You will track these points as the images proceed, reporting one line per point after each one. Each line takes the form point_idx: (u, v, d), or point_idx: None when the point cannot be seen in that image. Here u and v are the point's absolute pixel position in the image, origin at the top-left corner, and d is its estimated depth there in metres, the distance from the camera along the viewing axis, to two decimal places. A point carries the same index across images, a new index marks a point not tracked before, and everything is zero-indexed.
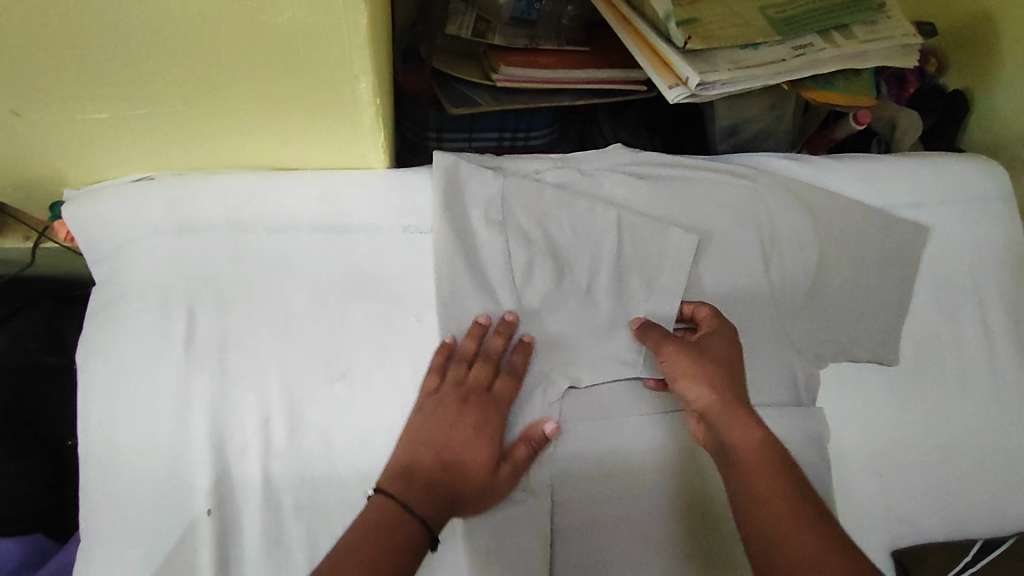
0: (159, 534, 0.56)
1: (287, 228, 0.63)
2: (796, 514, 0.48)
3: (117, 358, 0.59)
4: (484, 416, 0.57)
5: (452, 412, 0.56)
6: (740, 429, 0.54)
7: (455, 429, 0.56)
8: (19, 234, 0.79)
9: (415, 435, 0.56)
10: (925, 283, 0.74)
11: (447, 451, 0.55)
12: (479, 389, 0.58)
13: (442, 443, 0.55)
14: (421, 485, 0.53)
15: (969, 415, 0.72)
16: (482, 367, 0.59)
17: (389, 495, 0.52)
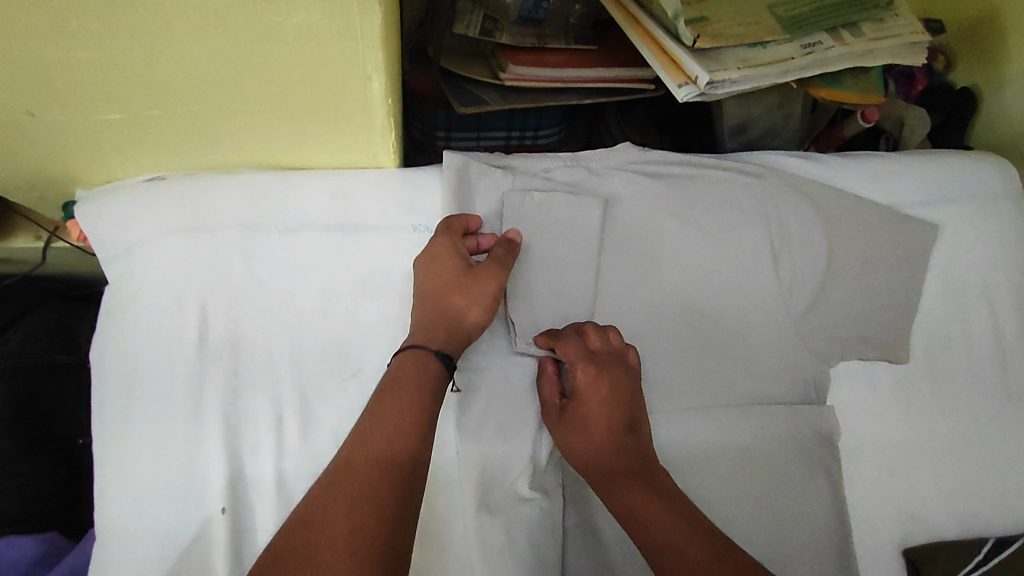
0: (174, 530, 0.57)
1: (297, 228, 0.63)
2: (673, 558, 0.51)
3: (131, 357, 0.60)
4: (464, 257, 0.60)
5: (437, 260, 0.60)
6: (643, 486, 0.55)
7: (440, 282, 0.60)
8: (31, 233, 0.84)
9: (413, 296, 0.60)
10: (935, 281, 0.74)
11: (440, 301, 0.59)
12: (455, 243, 0.61)
13: (436, 300, 0.59)
14: (437, 336, 0.58)
15: (981, 414, 0.72)
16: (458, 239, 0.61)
17: (409, 350, 0.56)
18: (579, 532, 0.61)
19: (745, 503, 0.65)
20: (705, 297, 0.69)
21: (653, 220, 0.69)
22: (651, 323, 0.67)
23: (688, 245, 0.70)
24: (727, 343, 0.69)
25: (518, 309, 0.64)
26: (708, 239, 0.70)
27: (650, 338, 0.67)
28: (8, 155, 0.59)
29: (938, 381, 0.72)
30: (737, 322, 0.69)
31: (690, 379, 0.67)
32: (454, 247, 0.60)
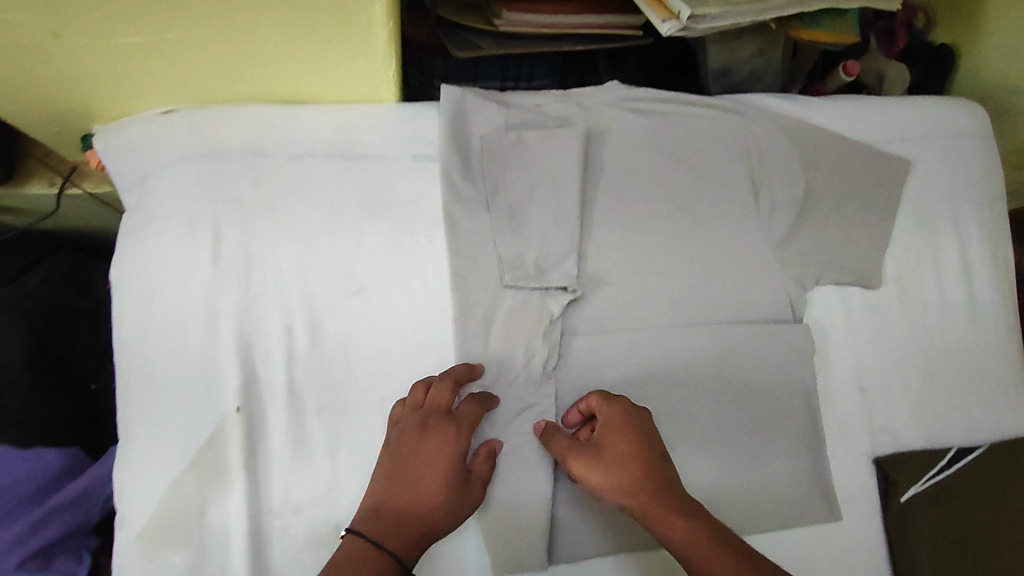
0: (193, 429, 0.61)
1: (303, 155, 0.67)
2: None
3: (148, 274, 0.64)
4: (451, 465, 0.59)
5: (420, 473, 0.58)
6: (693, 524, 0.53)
7: (422, 476, 0.58)
8: (44, 180, 0.87)
9: (381, 483, 0.58)
10: (907, 213, 0.78)
11: (411, 501, 0.57)
12: (446, 445, 0.59)
13: (406, 488, 0.58)
14: (395, 529, 0.55)
15: (946, 337, 0.77)
16: (441, 391, 0.62)
17: (359, 536, 0.54)
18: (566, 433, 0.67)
19: (723, 411, 0.71)
20: (690, 225, 0.73)
21: (640, 153, 0.73)
22: (638, 249, 0.71)
23: (673, 175, 0.73)
24: (710, 267, 0.72)
25: (513, 235, 0.68)
26: (692, 171, 0.74)
27: (637, 262, 0.71)
28: (27, 87, 0.62)
29: (908, 306, 0.76)
30: (721, 247, 0.73)
31: (673, 300, 0.71)
32: (451, 438, 0.60)
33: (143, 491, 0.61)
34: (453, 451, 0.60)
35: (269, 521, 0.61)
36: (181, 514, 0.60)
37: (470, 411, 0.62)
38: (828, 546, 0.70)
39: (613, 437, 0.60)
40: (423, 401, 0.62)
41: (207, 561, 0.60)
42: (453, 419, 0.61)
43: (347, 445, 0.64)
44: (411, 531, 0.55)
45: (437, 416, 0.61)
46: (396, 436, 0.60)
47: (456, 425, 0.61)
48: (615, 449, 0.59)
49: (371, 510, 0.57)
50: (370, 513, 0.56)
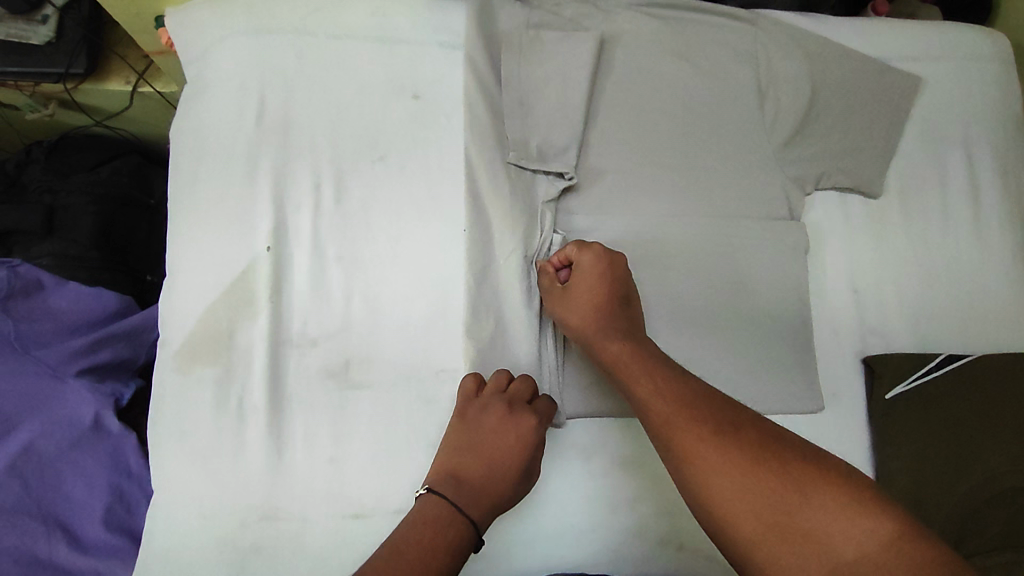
0: (229, 262, 0.69)
1: (342, 37, 0.75)
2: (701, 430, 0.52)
3: (202, 130, 0.73)
4: (526, 453, 0.63)
5: (499, 446, 0.63)
6: (642, 386, 0.58)
7: (501, 456, 0.63)
8: (122, 78, 0.99)
9: (459, 452, 0.63)
10: (913, 127, 0.80)
11: (486, 474, 0.62)
12: (527, 433, 0.64)
13: (484, 463, 0.62)
14: (470, 494, 0.60)
15: (948, 250, 0.78)
16: (522, 384, 0.66)
17: (445, 499, 0.59)
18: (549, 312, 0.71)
19: (718, 298, 0.73)
20: (695, 123, 0.77)
21: (651, 54, 0.78)
22: (643, 142, 0.76)
23: (680, 76, 0.78)
24: (712, 162, 0.76)
25: (524, 117, 0.74)
26: (700, 72, 0.78)
27: (645, 154, 0.76)
28: None
29: (909, 217, 0.78)
30: (723, 144, 0.77)
31: (673, 191, 0.76)
32: (532, 427, 0.64)
33: (181, 314, 0.69)
34: (530, 435, 0.64)
35: (287, 349, 0.68)
36: (211, 336, 0.68)
37: (546, 405, 0.66)
38: (812, 432, 0.72)
39: (597, 289, 0.65)
40: (510, 388, 0.66)
41: (231, 378, 0.67)
42: (535, 411, 0.65)
43: (360, 292, 0.70)
44: (484, 501, 0.60)
45: (521, 404, 0.65)
46: (477, 414, 0.64)
47: (537, 418, 0.65)
48: (596, 296, 0.65)
49: (448, 474, 0.61)
50: (450, 478, 0.61)
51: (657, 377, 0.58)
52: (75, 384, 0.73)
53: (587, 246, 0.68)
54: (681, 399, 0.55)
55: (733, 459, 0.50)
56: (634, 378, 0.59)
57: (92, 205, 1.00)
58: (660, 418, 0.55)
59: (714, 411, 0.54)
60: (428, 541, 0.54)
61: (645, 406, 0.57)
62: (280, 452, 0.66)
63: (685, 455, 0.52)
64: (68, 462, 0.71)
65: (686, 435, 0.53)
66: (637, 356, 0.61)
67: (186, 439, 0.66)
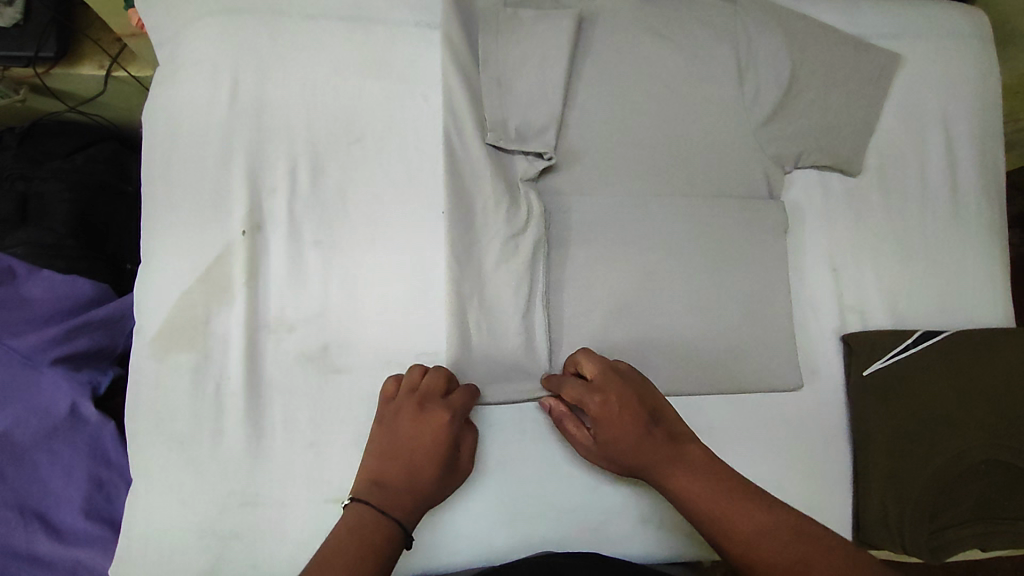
0: (204, 247, 0.68)
1: (317, 17, 0.74)
2: (760, 522, 0.53)
3: (174, 112, 0.71)
4: (446, 446, 0.61)
5: (418, 445, 0.61)
6: (694, 485, 0.57)
7: (420, 456, 0.60)
8: (95, 62, 0.97)
9: (380, 457, 0.60)
10: (893, 105, 0.80)
11: (408, 476, 0.59)
12: (440, 428, 0.61)
13: (402, 464, 0.60)
14: (394, 497, 0.58)
15: (926, 227, 0.78)
16: (434, 378, 0.64)
17: (366, 505, 0.56)
18: (529, 294, 0.70)
19: (699, 278, 0.73)
20: (674, 103, 0.77)
21: (630, 33, 0.77)
22: (623, 122, 0.76)
23: (659, 55, 0.77)
24: (691, 142, 0.76)
25: (502, 98, 0.73)
26: (680, 51, 0.77)
27: (625, 133, 0.75)
28: None
29: (888, 195, 0.78)
30: (702, 124, 0.76)
31: (653, 171, 0.75)
32: (446, 423, 0.62)
33: (156, 299, 0.68)
34: (446, 430, 0.61)
35: (266, 335, 0.68)
36: (187, 322, 0.67)
37: (463, 399, 0.64)
38: (790, 410, 0.73)
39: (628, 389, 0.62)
40: (419, 384, 0.64)
41: (208, 365, 0.67)
42: (449, 404, 0.63)
43: (338, 276, 0.69)
44: (406, 501, 0.58)
45: (431, 399, 0.63)
46: (392, 417, 0.62)
47: (450, 411, 0.62)
48: (628, 396, 0.62)
49: (371, 482, 0.59)
50: (371, 485, 0.58)
51: (695, 470, 0.58)
52: (51, 372, 0.71)
53: (628, 368, 0.65)
54: (728, 494, 0.55)
55: (800, 548, 0.50)
56: (680, 480, 0.58)
57: (66, 193, 0.98)
58: (709, 511, 0.55)
59: (759, 500, 0.54)
60: (349, 547, 0.52)
61: (698, 509, 0.56)
62: (259, 438, 0.66)
63: (750, 554, 0.51)
64: (44, 450, 0.70)
65: (748, 531, 0.52)
66: (666, 445, 0.60)
67: (163, 426, 0.65)
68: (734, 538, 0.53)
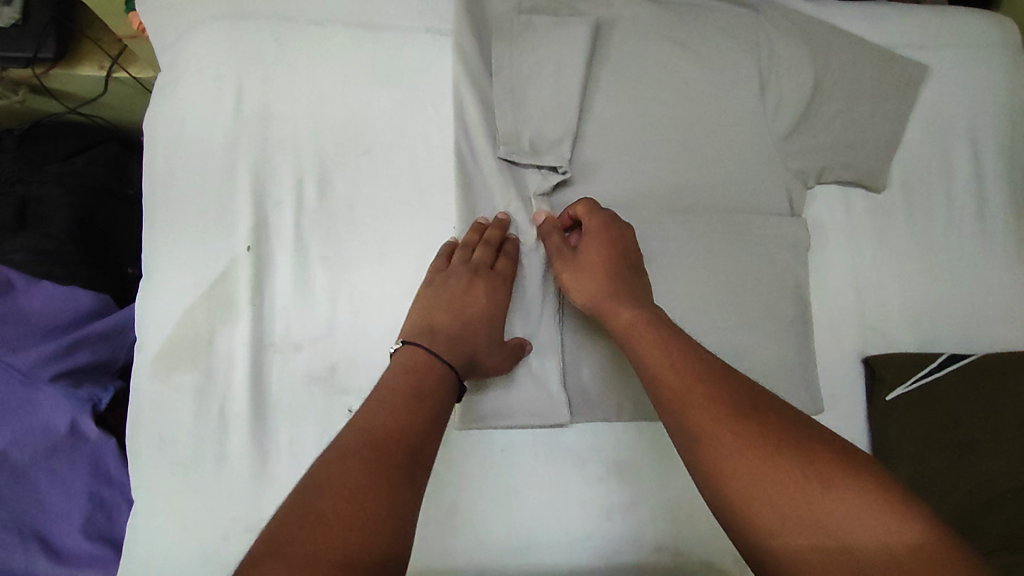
0: (208, 263, 0.66)
1: (325, 23, 0.72)
2: (711, 400, 0.49)
3: (177, 121, 0.69)
4: (495, 315, 0.63)
5: (472, 303, 0.62)
6: (658, 353, 0.54)
7: (473, 319, 0.61)
8: (95, 62, 0.94)
9: (428, 308, 0.61)
10: (919, 119, 0.77)
11: (462, 329, 0.60)
12: (493, 295, 0.63)
13: (457, 317, 0.61)
14: (449, 344, 0.59)
15: (952, 247, 0.76)
16: (485, 249, 0.65)
17: (422, 347, 0.57)
18: (537, 314, 0.68)
19: (717, 296, 0.71)
20: (694, 114, 0.74)
21: (649, 41, 0.74)
22: (641, 134, 0.73)
23: (679, 64, 0.74)
24: (710, 155, 0.73)
25: (515, 109, 0.70)
26: (700, 60, 0.74)
27: (642, 145, 0.73)
28: None
29: (912, 212, 0.76)
30: (722, 136, 0.74)
31: (671, 185, 0.73)
32: (500, 291, 0.64)
33: (159, 317, 0.66)
34: (498, 298, 0.64)
35: (271, 354, 0.66)
36: (190, 340, 0.65)
37: (511, 266, 0.66)
38: None
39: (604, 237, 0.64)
40: (470, 239, 0.66)
41: (212, 384, 0.65)
42: (500, 271, 0.65)
43: (346, 292, 0.67)
44: (457, 347, 0.59)
45: (485, 266, 0.64)
46: (444, 278, 0.63)
47: (498, 279, 0.64)
48: (600, 247, 0.63)
49: (422, 329, 0.59)
50: (423, 329, 0.59)
51: (664, 341, 0.55)
52: (49, 390, 0.69)
53: (595, 210, 0.66)
54: (690, 369, 0.52)
55: (745, 438, 0.47)
56: (644, 347, 0.55)
57: (66, 196, 0.96)
58: (668, 388, 0.52)
59: (705, 360, 0.53)
60: (411, 386, 0.53)
61: (656, 378, 0.53)
62: (265, 459, 0.64)
63: (694, 433, 0.49)
64: (43, 470, 0.69)
65: (701, 409, 0.49)
66: (630, 295, 0.60)
67: (166, 447, 0.64)
68: (664, 371, 0.53)
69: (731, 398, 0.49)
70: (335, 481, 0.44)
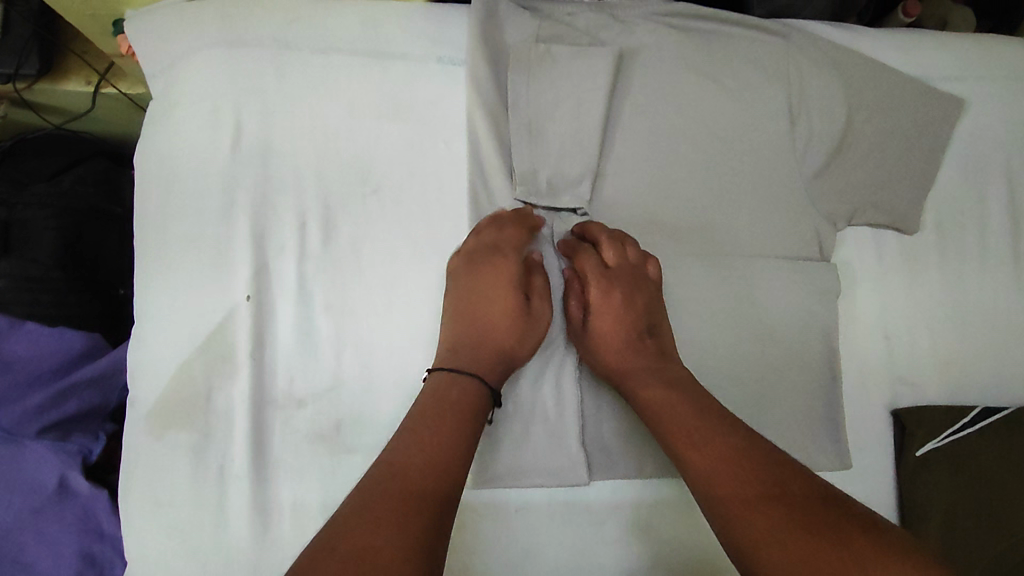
0: (205, 313, 0.62)
1: (328, 51, 0.67)
2: (736, 478, 0.51)
3: (170, 158, 0.64)
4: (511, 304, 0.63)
5: (488, 304, 0.63)
6: (684, 427, 0.55)
7: (492, 321, 0.62)
8: (81, 78, 0.88)
9: (450, 325, 0.62)
10: (953, 155, 0.74)
11: (483, 338, 0.62)
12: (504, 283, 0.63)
13: (474, 325, 0.63)
14: (471, 357, 0.61)
15: (985, 290, 0.72)
16: (494, 246, 0.63)
17: (445, 369, 0.59)
18: (556, 364, 0.66)
19: (742, 345, 0.68)
20: (720, 151, 0.70)
21: (673, 72, 0.70)
22: (664, 172, 0.69)
23: (705, 97, 0.70)
24: (736, 196, 0.70)
25: (532, 147, 0.66)
26: (727, 93, 0.70)
27: (665, 185, 0.69)
28: None
29: (944, 255, 0.73)
30: (750, 175, 0.70)
31: (695, 228, 0.69)
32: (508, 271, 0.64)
33: (152, 371, 0.62)
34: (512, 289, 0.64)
35: (273, 410, 0.62)
36: (186, 396, 0.61)
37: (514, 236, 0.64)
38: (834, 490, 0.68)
39: (617, 287, 0.64)
40: (488, 238, 0.63)
41: (210, 444, 0.61)
42: (505, 253, 0.63)
43: (353, 343, 0.63)
44: (489, 366, 0.61)
45: (486, 256, 0.63)
46: (455, 285, 0.63)
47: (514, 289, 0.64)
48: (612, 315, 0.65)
49: (448, 349, 0.61)
50: (450, 351, 0.61)
51: (688, 413, 0.56)
52: (37, 445, 0.67)
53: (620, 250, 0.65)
54: (713, 443, 0.53)
55: (774, 517, 0.47)
56: (667, 421, 0.57)
57: (52, 220, 0.88)
58: (694, 466, 0.53)
59: (732, 430, 0.54)
60: (439, 407, 0.56)
61: (682, 455, 0.55)
62: (267, 523, 0.60)
63: (721, 515, 0.50)
64: (31, 529, 0.65)
65: (726, 489, 0.50)
66: (651, 366, 0.61)
67: (161, 511, 0.60)
68: (695, 452, 0.54)
69: (755, 474, 0.50)
70: (360, 513, 0.47)
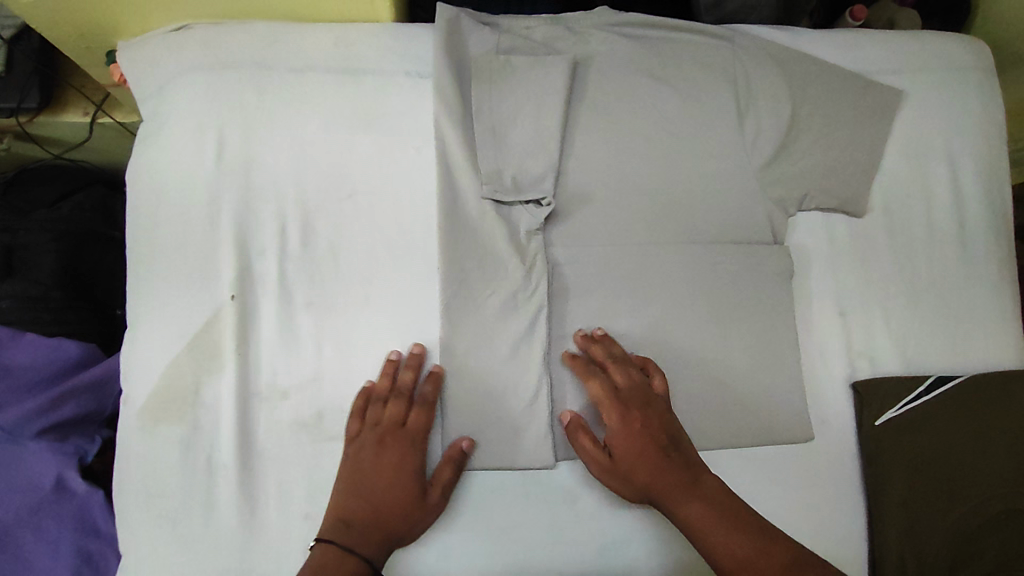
0: (192, 315, 0.66)
1: (304, 69, 0.72)
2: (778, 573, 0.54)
3: (159, 173, 0.69)
4: (409, 474, 0.63)
5: (381, 477, 0.62)
6: (727, 529, 0.58)
7: (387, 494, 0.62)
8: (80, 109, 0.94)
9: (343, 495, 0.62)
10: (895, 143, 0.78)
11: (373, 512, 0.61)
12: (406, 459, 0.63)
13: (367, 500, 0.62)
14: (360, 533, 0.60)
15: (935, 268, 0.76)
16: (397, 405, 0.64)
17: (330, 542, 0.59)
18: (527, 352, 0.68)
19: (703, 329, 0.71)
20: (674, 146, 0.74)
21: (625, 76, 0.75)
22: (623, 169, 0.74)
23: (658, 98, 0.75)
24: (690, 188, 0.74)
25: (496, 149, 0.71)
26: (679, 94, 0.75)
27: (623, 180, 0.73)
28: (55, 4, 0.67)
29: (894, 236, 0.76)
30: (703, 168, 0.74)
31: (652, 219, 0.73)
32: (416, 445, 0.64)
33: (143, 369, 0.65)
34: (415, 463, 0.64)
35: (257, 403, 0.66)
36: (176, 392, 0.65)
37: (425, 411, 0.65)
38: (799, 462, 0.71)
39: (417, 426, 0.65)
40: (382, 389, 0.65)
41: (199, 436, 0.64)
42: (410, 432, 0.64)
43: (332, 340, 0.67)
44: (375, 534, 0.61)
45: (392, 429, 0.64)
46: (354, 453, 0.63)
47: (413, 442, 0.64)
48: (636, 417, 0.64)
49: (339, 518, 0.61)
50: (338, 521, 0.61)
51: (733, 520, 0.58)
52: (34, 445, 0.70)
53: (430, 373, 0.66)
54: (762, 548, 0.56)
55: None
56: (715, 536, 0.58)
57: (52, 242, 0.90)
58: (743, 569, 0.55)
59: (764, 538, 0.56)
60: None
61: (723, 557, 0.57)
62: (254, 510, 0.64)
63: None
64: (29, 527, 0.69)
65: None
66: (675, 480, 0.61)
67: (153, 502, 0.63)
68: (740, 568, 0.55)
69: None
70: None
